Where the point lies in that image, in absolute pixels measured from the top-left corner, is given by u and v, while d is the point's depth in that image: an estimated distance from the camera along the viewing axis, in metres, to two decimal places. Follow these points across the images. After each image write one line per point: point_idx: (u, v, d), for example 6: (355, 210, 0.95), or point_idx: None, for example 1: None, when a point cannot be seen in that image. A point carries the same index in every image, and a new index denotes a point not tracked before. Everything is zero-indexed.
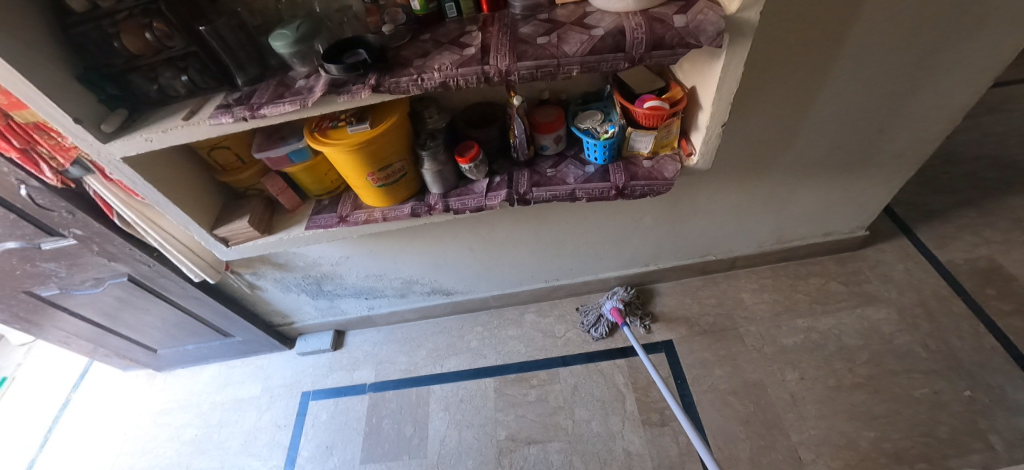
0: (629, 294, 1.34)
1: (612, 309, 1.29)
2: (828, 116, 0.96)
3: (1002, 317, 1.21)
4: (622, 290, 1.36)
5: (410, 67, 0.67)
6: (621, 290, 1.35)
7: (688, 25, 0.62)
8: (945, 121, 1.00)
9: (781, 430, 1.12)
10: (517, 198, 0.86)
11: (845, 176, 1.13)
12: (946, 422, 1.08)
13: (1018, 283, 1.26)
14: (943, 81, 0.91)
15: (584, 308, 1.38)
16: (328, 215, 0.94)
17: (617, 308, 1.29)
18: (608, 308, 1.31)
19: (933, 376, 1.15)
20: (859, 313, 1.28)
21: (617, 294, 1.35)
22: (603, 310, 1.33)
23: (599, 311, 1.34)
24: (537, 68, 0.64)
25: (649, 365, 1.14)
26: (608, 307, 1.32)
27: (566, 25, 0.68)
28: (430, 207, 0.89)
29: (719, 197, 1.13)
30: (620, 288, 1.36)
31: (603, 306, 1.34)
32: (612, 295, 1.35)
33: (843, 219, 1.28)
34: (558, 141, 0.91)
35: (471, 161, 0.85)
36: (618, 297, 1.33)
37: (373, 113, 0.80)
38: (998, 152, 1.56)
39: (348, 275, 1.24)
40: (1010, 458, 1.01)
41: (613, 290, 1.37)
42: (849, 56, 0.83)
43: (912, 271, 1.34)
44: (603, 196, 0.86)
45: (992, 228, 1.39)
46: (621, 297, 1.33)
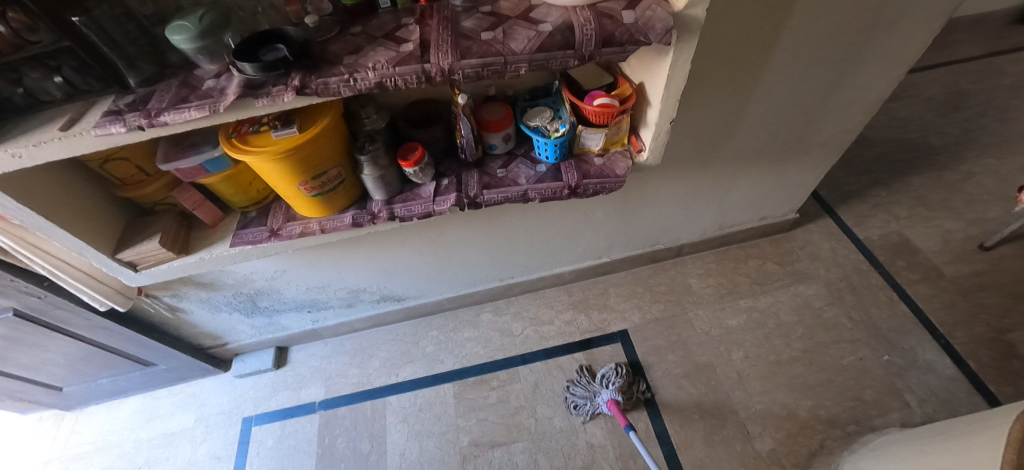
0: (623, 377, 1.19)
1: (609, 405, 1.13)
2: (765, 109, 0.99)
3: (911, 286, 1.35)
4: (614, 371, 1.20)
5: (340, 66, 0.59)
6: (614, 375, 1.18)
7: (637, 21, 0.60)
8: (865, 110, 1.07)
9: (731, 408, 1.18)
10: (468, 201, 0.82)
11: (779, 164, 1.19)
12: (870, 385, 1.18)
13: (923, 255, 1.41)
14: (864, 74, 0.96)
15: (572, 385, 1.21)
16: (256, 229, 0.84)
17: (614, 402, 1.13)
18: (605, 400, 1.14)
19: (858, 344, 1.25)
20: (793, 290, 1.37)
21: (611, 380, 1.18)
22: (597, 401, 1.16)
23: (593, 400, 1.17)
24: (482, 67, 0.60)
25: (645, 450, 1.04)
26: (604, 399, 1.15)
27: (511, 19, 0.63)
28: (373, 215, 0.82)
29: (667, 189, 1.15)
30: (611, 370, 1.20)
31: (597, 396, 1.17)
32: (605, 382, 1.18)
33: (777, 203, 1.36)
34: (508, 140, 0.87)
35: (415, 165, 0.79)
36: (613, 386, 1.17)
37: (300, 115, 0.72)
38: (902, 136, 1.72)
39: (286, 288, 1.14)
40: (922, 413, 1.13)
41: (604, 373, 1.20)
42: (786, 50, 0.85)
43: (836, 248, 1.45)
44: (556, 196, 0.83)
45: (900, 205, 1.53)
46: (618, 386, 1.16)
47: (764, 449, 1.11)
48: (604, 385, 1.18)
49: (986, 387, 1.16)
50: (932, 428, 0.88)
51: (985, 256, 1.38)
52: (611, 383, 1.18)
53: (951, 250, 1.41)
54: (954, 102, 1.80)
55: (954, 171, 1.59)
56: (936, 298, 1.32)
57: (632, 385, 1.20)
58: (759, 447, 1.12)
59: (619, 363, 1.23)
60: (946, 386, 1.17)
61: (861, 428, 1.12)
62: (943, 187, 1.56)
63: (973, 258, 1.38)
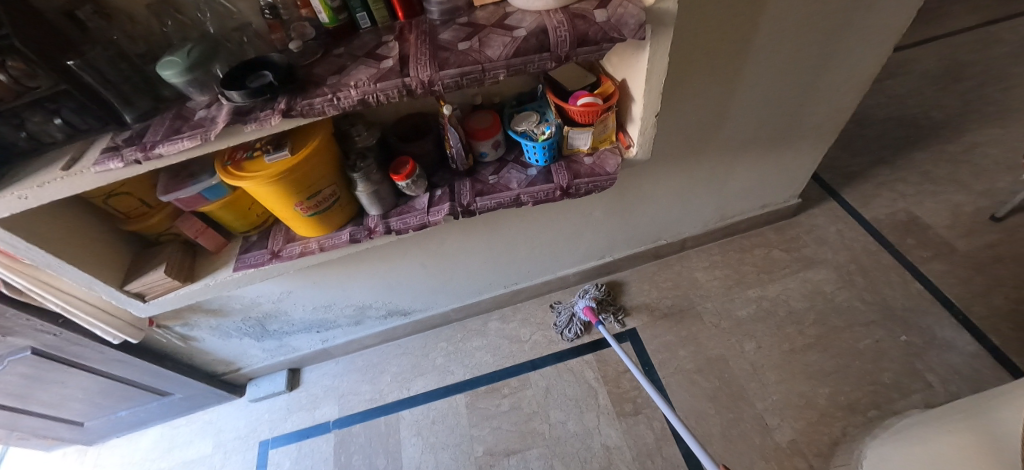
0: (601, 291, 1.34)
1: (585, 309, 1.27)
2: (754, 96, 0.99)
3: (924, 263, 1.32)
4: (593, 288, 1.35)
5: (324, 86, 0.61)
6: (592, 288, 1.34)
7: (610, 19, 0.61)
8: (856, 88, 1.06)
9: (747, 400, 1.16)
10: (461, 210, 0.83)
11: (775, 149, 1.18)
12: (888, 368, 1.16)
13: (933, 231, 1.38)
14: (851, 53, 0.96)
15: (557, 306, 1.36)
16: (258, 252, 0.86)
17: (589, 307, 1.27)
18: (581, 307, 1.29)
19: (873, 327, 1.23)
20: (802, 277, 1.35)
21: (589, 293, 1.34)
22: (576, 310, 1.31)
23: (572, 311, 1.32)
24: (461, 76, 0.61)
25: (614, 341, 1.17)
26: (580, 307, 1.30)
27: (487, 27, 0.65)
28: (370, 230, 0.84)
29: (663, 183, 1.15)
30: (591, 287, 1.36)
31: (575, 305, 1.32)
32: (583, 294, 1.34)
33: (777, 190, 1.35)
34: (497, 146, 0.88)
35: (408, 178, 0.80)
36: (590, 296, 1.32)
37: (291, 137, 0.74)
38: (902, 112, 1.70)
39: (293, 310, 1.15)
40: (946, 392, 1.10)
41: (584, 289, 1.36)
42: (767, 35, 0.85)
43: (843, 231, 1.43)
44: (548, 198, 0.84)
45: (905, 182, 1.51)
46: (593, 294, 1.32)
47: (784, 440, 1.09)
48: (582, 297, 1.33)
49: (1010, 361, 1.12)
50: (951, 408, 0.86)
51: (998, 228, 1.35)
52: (587, 294, 1.33)
53: (962, 224, 1.38)
54: (953, 75, 1.77)
55: (958, 144, 1.57)
56: (950, 273, 1.29)
57: (609, 300, 1.34)
58: (779, 438, 1.10)
59: (598, 283, 1.38)
60: (969, 363, 1.13)
61: (883, 412, 1.09)
62: (948, 161, 1.53)
63: (985, 230, 1.35)
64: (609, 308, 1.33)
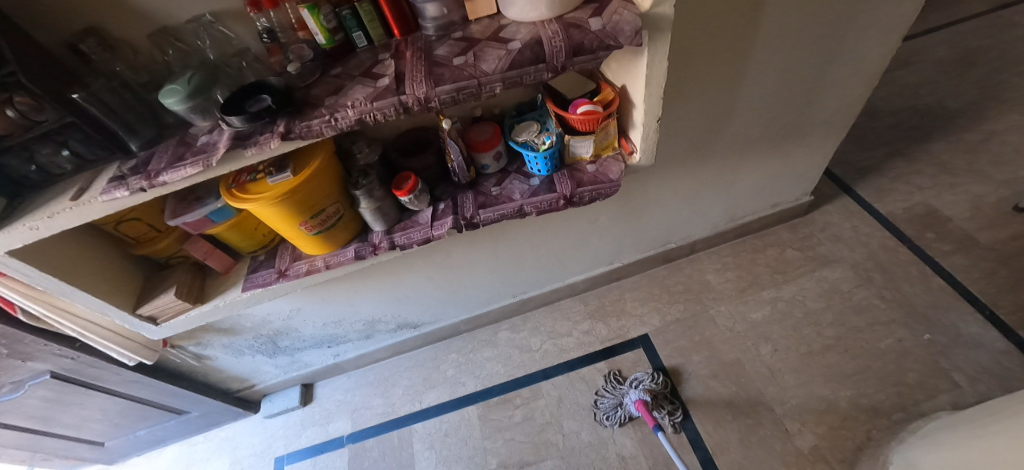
0: (657, 382, 1.16)
1: (637, 404, 1.11)
2: (758, 93, 0.97)
3: (945, 257, 1.28)
4: (648, 377, 1.18)
5: (321, 108, 0.61)
6: (647, 379, 1.17)
7: (605, 27, 0.61)
8: (865, 81, 1.04)
9: (765, 405, 1.13)
10: (465, 223, 0.82)
11: (784, 147, 1.15)
12: (912, 368, 1.12)
13: (953, 224, 1.33)
14: (857, 45, 0.94)
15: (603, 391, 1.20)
16: (265, 272, 0.87)
17: (642, 402, 1.11)
18: (633, 400, 1.13)
19: (894, 325, 1.19)
20: (817, 275, 1.31)
21: (642, 383, 1.17)
22: (626, 401, 1.15)
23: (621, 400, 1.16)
24: (457, 91, 0.61)
25: (667, 440, 1.02)
26: (632, 399, 1.14)
27: (482, 41, 0.64)
28: (375, 246, 0.84)
29: (669, 187, 1.13)
30: (644, 374, 1.19)
31: (625, 396, 1.16)
32: (635, 384, 1.17)
33: (787, 188, 1.32)
34: (499, 158, 0.87)
35: (410, 193, 0.81)
36: (643, 387, 1.15)
37: (293, 158, 0.74)
38: (915, 102, 1.65)
39: (303, 326, 1.16)
40: (975, 392, 1.06)
41: (637, 377, 1.19)
42: (769, 33, 0.84)
43: (858, 227, 1.39)
44: (552, 208, 0.83)
45: (921, 175, 1.46)
46: (648, 386, 1.15)
47: (806, 446, 1.06)
48: (633, 387, 1.17)
49: None
50: (982, 409, 0.83)
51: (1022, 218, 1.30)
52: (641, 385, 1.16)
53: (984, 215, 1.33)
54: (967, 62, 1.72)
55: (975, 132, 1.52)
56: (974, 267, 1.24)
57: (666, 394, 1.15)
58: (800, 444, 1.06)
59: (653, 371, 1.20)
60: (998, 361, 1.09)
61: (908, 415, 1.06)
62: (965, 150, 1.48)
63: (1009, 221, 1.30)
64: (667, 401, 1.15)
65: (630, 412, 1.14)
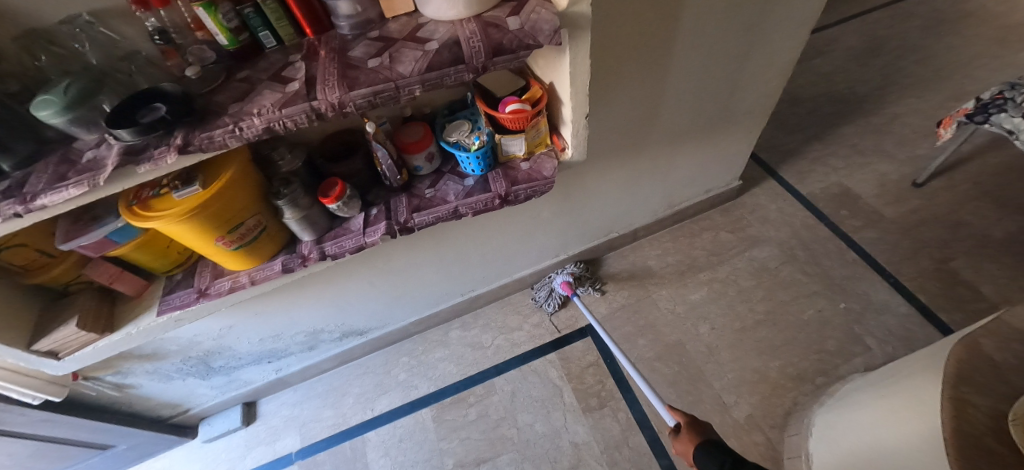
0: (579, 267, 1.36)
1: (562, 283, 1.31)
2: (684, 86, 1.00)
3: (857, 232, 1.40)
4: (572, 264, 1.37)
5: (225, 116, 0.57)
6: (569, 265, 1.37)
7: (524, 26, 0.60)
8: (781, 72, 1.10)
9: (705, 381, 1.19)
10: (399, 227, 0.80)
11: (713, 136, 1.20)
12: (831, 336, 1.22)
13: (863, 201, 1.46)
14: (772, 38, 0.99)
15: (537, 284, 1.38)
16: (184, 292, 0.80)
17: (567, 281, 1.32)
18: (558, 282, 1.33)
19: (815, 297, 1.29)
20: (748, 256, 1.39)
21: (567, 269, 1.37)
22: (553, 285, 1.35)
23: (551, 286, 1.35)
24: (374, 95, 0.58)
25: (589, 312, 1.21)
26: (558, 282, 1.34)
27: (398, 41, 0.62)
28: (304, 258, 0.80)
29: (607, 179, 1.15)
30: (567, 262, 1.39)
31: (553, 281, 1.35)
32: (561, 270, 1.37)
33: (719, 174, 1.38)
34: (432, 159, 0.85)
35: (338, 200, 0.77)
36: (566, 271, 1.36)
37: (202, 170, 0.69)
38: (829, 89, 1.78)
39: (238, 344, 1.08)
40: (884, 353, 1.17)
41: (561, 265, 1.39)
42: (689, 28, 0.86)
43: (783, 208, 1.48)
44: (487, 207, 0.83)
45: (836, 156, 1.58)
46: (571, 271, 1.35)
47: (742, 416, 1.13)
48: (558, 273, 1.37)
49: (938, 318, 1.21)
50: (899, 366, 0.89)
51: (919, 193, 1.45)
52: (564, 270, 1.37)
53: (888, 192, 1.47)
54: (873, 50, 1.87)
55: (881, 116, 1.66)
56: (880, 240, 1.37)
57: (586, 273, 1.37)
58: (737, 414, 1.14)
59: (577, 261, 1.39)
60: (902, 323, 1.21)
61: (829, 378, 1.15)
62: (872, 132, 1.62)
63: (909, 196, 1.45)
64: (588, 280, 1.37)
65: (557, 291, 1.34)
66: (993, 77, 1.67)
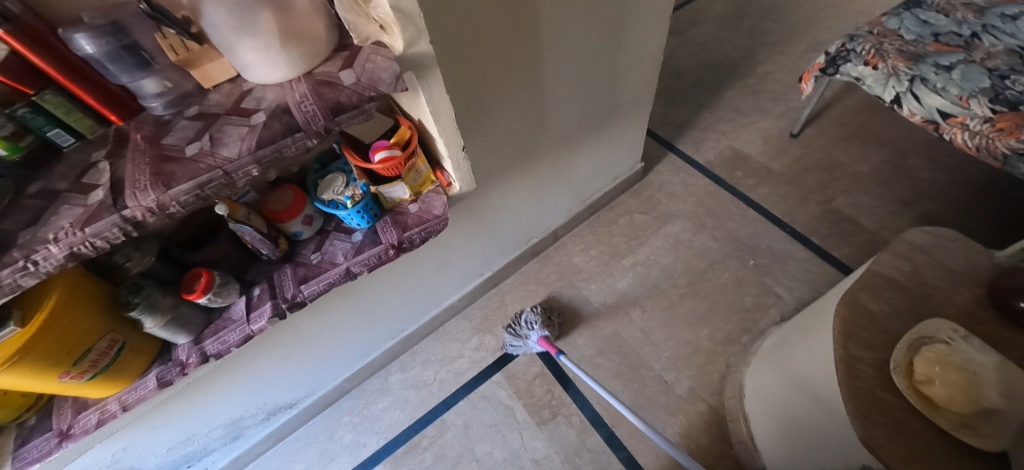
0: (543, 314, 1.24)
1: (542, 342, 1.19)
2: (563, 92, 0.99)
3: (753, 190, 1.49)
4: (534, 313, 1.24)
5: (12, 250, 0.46)
6: (534, 315, 1.24)
7: (360, 79, 0.54)
8: (654, 58, 1.13)
9: (645, 366, 1.22)
10: (287, 305, 0.72)
11: (605, 130, 1.22)
12: (748, 293, 1.30)
13: (753, 159, 1.56)
14: (635, 32, 1.01)
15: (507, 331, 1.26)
16: (40, 439, 0.68)
17: (544, 338, 1.20)
18: (536, 340, 1.21)
19: (728, 260, 1.36)
20: (663, 233, 1.44)
21: (533, 321, 1.23)
22: (530, 343, 1.23)
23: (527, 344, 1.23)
24: (200, 188, 0.50)
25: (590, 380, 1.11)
26: (535, 340, 1.22)
27: (220, 116, 0.54)
28: (183, 365, 0.71)
29: (511, 193, 1.13)
30: (530, 312, 1.25)
31: (529, 340, 1.23)
32: (530, 324, 1.23)
33: (621, 161, 1.40)
34: (311, 221, 0.78)
35: (206, 292, 0.68)
36: (538, 325, 1.22)
37: (16, 305, 0.57)
38: (706, 57, 1.88)
39: (142, 461, 0.95)
40: (793, 299, 1.27)
41: (524, 316, 1.24)
42: (552, 38, 0.85)
43: (686, 180, 1.55)
44: (382, 260, 0.77)
45: (723, 121, 1.68)
46: (542, 323, 1.22)
47: (684, 391, 1.18)
48: (530, 327, 1.23)
49: (832, 255, 1.33)
50: (806, 320, 0.95)
51: (797, 142, 1.57)
52: (534, 323, 1.23)
53: (772, 146, 1.58)
54: (736, 15, 2.01)
55: (754, 75, 1.78)
56: (774, 193, 1.47)
57: (552, 316, 1.26)
58: (679, 390, 1.18)
59: (535, 306, 1.27)
60: (804, 267, 1.32)
61: (753, 335, 1.23)
62: (750, 92, 1.74)
63: (790, 147, 1.57)
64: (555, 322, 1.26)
65: (534, 349, 1.23)
66: (840, 25, 1.85)
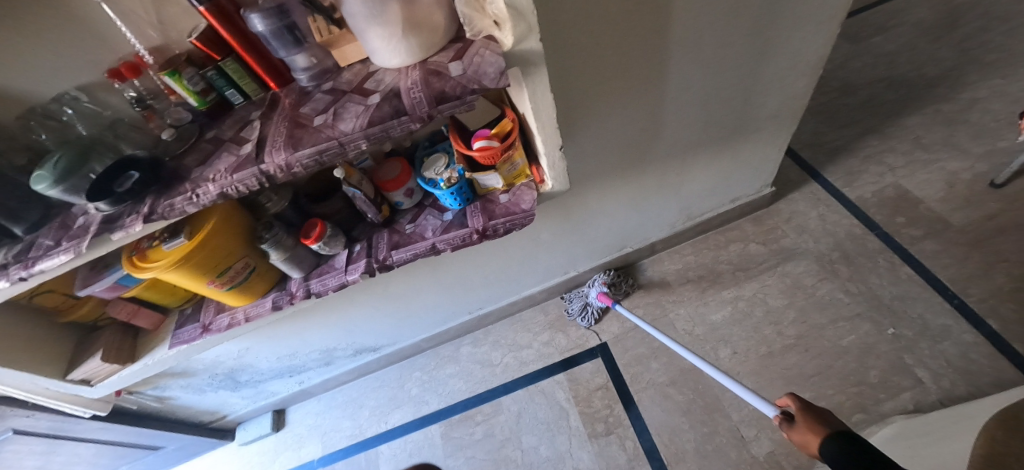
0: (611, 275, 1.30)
1: (598, 294, 1.23)
2: (687, 102, 0.91)
3: (915, 244, 1.22)
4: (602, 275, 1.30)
5: (186, 182, 0.60)
6: (600, 275, 1.30)
7: (466, 71, 0.56)
8: (810, 72, 0.97)
9: (722, 412, 1.10)
10: (378, 265, 0.81)
11: (731, 146, 1.09)
12: (875, 366, 1.08)
13: (925, 206, 1.27)
14: (790, 40, 0.87)
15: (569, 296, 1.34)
16: (191, 327, 0.87)
17: (602, 292, 1.24)
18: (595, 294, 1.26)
19: (857, 321, 1.15)
20: (780, 271, 1.27)
21: (599, 279, 1.30)
22: (589, 297, 1.29)
23: (585, 299, 1.30)
24: (319, 154, 0.58)
25: (642, 322, 1.09)
26: (594, 294, 1.27)
27: (346, 94, 0.61)
28: (292, 295, 0.83)
29: (609, 199, 1.09)
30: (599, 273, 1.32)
31: (587, 293, 1.30)
32: (593, 282, 1.30)
33: (745, 182, 1.25)
34: (412, 194, 0.85)
35: (318, 240, 0.79)
36: (600, 283, 1.28)
37: (189, 221, 0.73)
38: (891, 73, 1.55)
39: (258, 362, 1.16)
40: (939, 388, 1.02)
41: (592, 278, 1.33)
42: (684, 43, 0.78)
43: (825, 215, 1.32)
44: (466, 242, 0.81)
45: (894, 153, 1.38)
46: (603, 280, 1.28)
47: (761, 453, 1.04)
48: (592, 285, 1.31)
49: (1013, 348, 1.03)
50: (950, 424, 0.76)
51: (999, 195, 1.23)
52: (597, 281, 1.30)
53: (958, 195, 1.26)
54: (950, 22, 1.61)
55: (955, 101, 1.42)
56: (944, 253, 1.19)
57: (620, 280, 1.30)
58: (756, 451, 1.04)
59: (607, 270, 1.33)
60: (963, 353, 1.05)
61: (868, 416, 1.03)
62: (943, 122, 1.40)
63: (986, 199, 1.24)
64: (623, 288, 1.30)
65: (592, 302, 1.28)
66: None
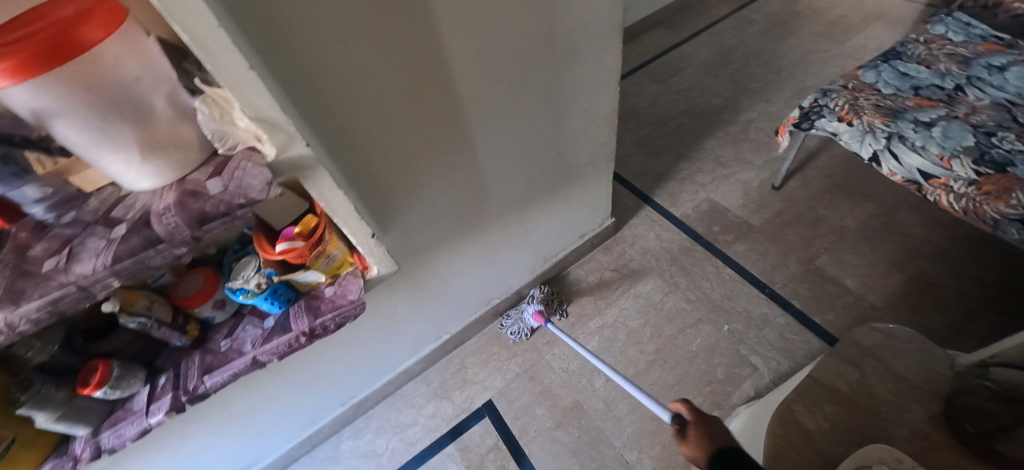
0: (546, 292, 1.36)
1: (535, 313, 1.28)
2: (503, 162, 0.97)
3: (730, 246, 1.42)
4: (538, 290, 1.38)
5: None
6: (537, 292, 1.36)
7: (229, 187, 0.53)
8: (607, 122, 1.10)
9: (606, 442, 1.14)
10: (186, 398, 0.70)
11: (561, 191, 1.18)
12: (720, 363, 1.21)
13: (732, 213, 1.50)
14: (579, 99, 0.99)
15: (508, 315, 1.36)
16: None
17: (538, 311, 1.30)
18: (530, 312, 1.31)
19: (700, 325, 1.29)
20: (634, 293, 1.38)
21: (535, 297, 1.36)
22: (525, 316, 1.33)
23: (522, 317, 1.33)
24: (52, 303, 0.49)
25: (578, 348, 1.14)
26: (530, 312, 1.32)
27: (88, 226, 0.54)
28: (76, 461, 0.67)
29: (458, 259, 1.10)
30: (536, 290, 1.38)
31: (524, 312, 1.33)
32: (530, 299, 1.36)
33: (586, 219, 1.36)
34: (223, 305, 0.77)
35: (100, 387, 0.66)
36: (537, 301, 1.34)
37: None
38: (689, 105, 1.85)
39: None
40: (770, 370, 1.17)
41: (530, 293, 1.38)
42: (479, 113, 0.83)
43: (660, 234, 1.49)
44: (291, 348, 0.74)
45: (701, 172, 1.63)
46: (540, 298, 1.34)
47: None
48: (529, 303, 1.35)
49: (813, 322, 1.23)
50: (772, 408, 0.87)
51: (780, 196, 1.51)
52: (534, 299, 1.35)
53: (753, 200, 1.52)
54: (722, 61, 1.99)
55: (737, 124, 1.73)
56: (751, 251, 1.40)
57: (553, 296, 1.37)
58: None
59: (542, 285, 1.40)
60: (781, 336, 1.22)
61: (723, 411, 1.14)
62: (731, 142, 1.69)
63: (772, 200, 1.50)
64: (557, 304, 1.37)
65: (529, 322, 1.32)
66: (827, 71, 1.81)
